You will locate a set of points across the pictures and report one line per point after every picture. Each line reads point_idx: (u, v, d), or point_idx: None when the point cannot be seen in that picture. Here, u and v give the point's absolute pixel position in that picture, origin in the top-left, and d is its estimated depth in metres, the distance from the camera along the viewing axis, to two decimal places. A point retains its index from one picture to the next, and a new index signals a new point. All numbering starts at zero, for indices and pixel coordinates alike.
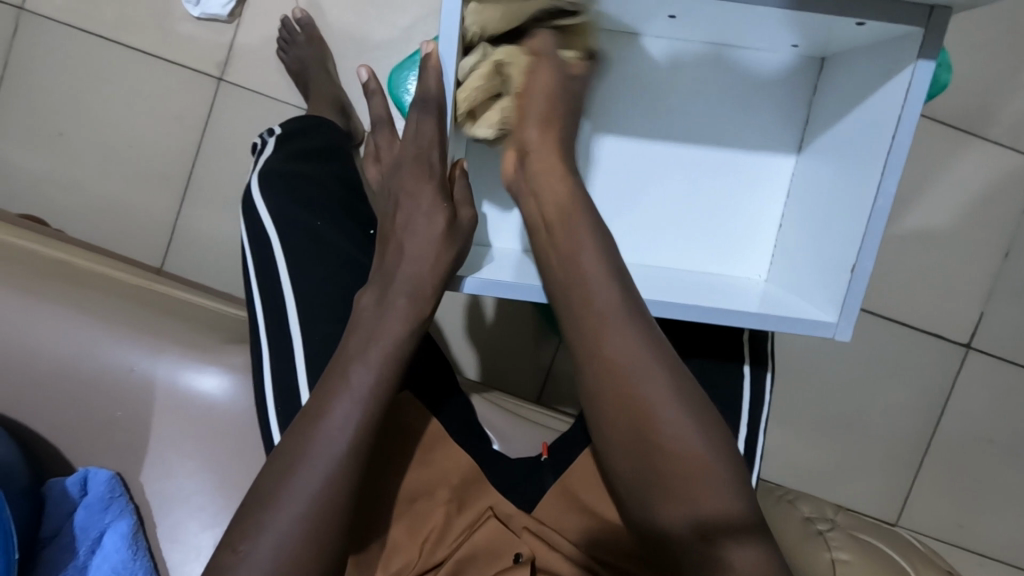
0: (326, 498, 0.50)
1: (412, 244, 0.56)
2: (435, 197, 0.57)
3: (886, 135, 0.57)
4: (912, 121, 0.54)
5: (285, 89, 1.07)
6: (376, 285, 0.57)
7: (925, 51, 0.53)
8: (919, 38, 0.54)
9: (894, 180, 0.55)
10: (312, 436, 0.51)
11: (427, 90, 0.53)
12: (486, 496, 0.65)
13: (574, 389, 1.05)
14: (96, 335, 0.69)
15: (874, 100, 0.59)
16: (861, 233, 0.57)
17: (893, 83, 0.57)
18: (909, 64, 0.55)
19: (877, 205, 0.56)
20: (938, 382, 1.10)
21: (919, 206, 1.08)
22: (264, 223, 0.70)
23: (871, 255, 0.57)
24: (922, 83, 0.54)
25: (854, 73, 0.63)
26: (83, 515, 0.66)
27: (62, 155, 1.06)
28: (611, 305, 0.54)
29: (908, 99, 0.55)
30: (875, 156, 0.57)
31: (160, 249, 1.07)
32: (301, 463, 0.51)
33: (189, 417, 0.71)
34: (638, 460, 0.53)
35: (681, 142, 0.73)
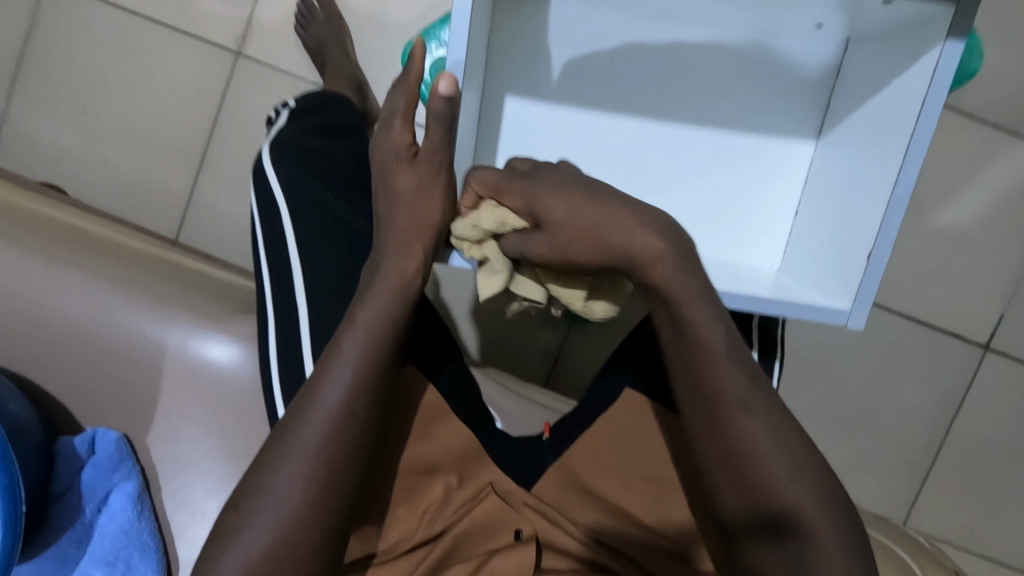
0: (324, 467, 0.50)
1: (388, 208, 0.56)
2: (402, 152, 0.55)
3: (909, 121, 0.54)
4: (937, 106, 0.52)
5: (302, 65, 1.07)
6: (378, 255, 0.56)
7: (954, 30, 0.51)
8: (947, 19, 0.51)
9: (916, 166, 0.53)
10: (309, 403, 0.51)
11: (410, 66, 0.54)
12: (485, 473, 0.66)
13: (580, 375, 1.05)
14: (107, 299, 0.70)
15: (901, 82, 0.56)
16: (878, 222, 0.55)
17: (919, 66, 0.54)
18: (936, 46, 0.52)
19: (898, 192, 0.54)
20: (956, 383, 1.08)
21: (943, 204, 1.05)
22: (273, 193, 0.69)
23: (888, 244, 0.54)
24: (949, 65, 0.52)
25: (880, 52, 0.60)
26: (92, 473, 0.67)
27: (82, 125, 1.07)
28: (710, 336, 0.50)
29: (933, 84, 0.52)
30: (899, 138, 0.55)
31: (176, 221, 1.08)
32: (302, 428, 0.50)
33: (197, 383, 0.72)
34: (726, 474, 0.50)
35: (696, 123, 0.71)
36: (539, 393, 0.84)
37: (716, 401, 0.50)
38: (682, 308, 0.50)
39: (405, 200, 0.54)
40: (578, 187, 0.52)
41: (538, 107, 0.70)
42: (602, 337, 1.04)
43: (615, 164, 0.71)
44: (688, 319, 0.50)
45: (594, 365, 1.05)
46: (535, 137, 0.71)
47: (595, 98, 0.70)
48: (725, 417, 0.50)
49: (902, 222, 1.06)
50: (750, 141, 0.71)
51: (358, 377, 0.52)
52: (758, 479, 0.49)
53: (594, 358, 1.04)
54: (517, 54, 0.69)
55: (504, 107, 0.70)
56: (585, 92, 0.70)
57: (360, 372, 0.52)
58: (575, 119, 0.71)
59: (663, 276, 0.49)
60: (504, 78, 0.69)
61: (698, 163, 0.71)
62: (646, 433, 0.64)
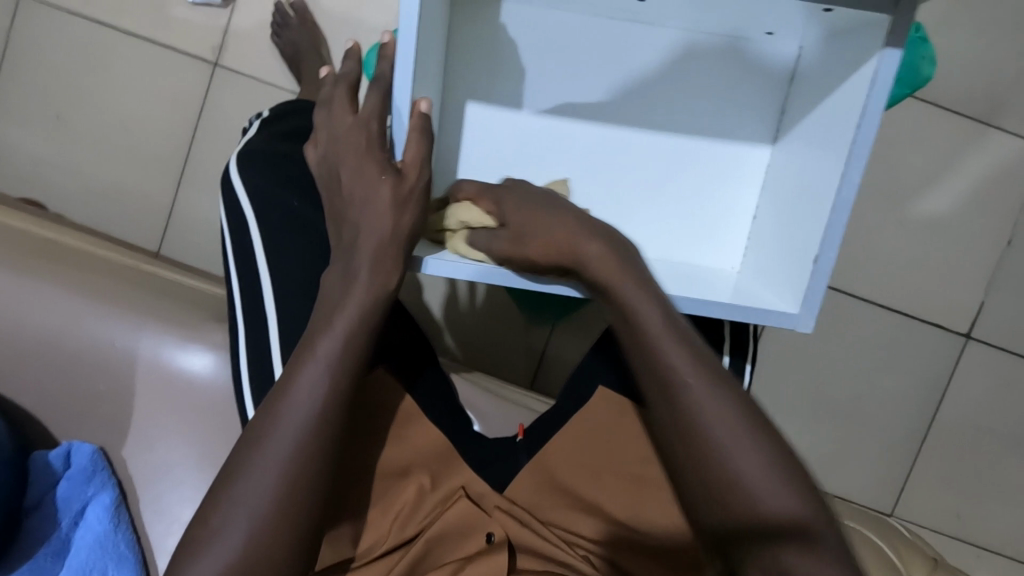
0: (291, 485, 0.48)
1: (370, 223, 0.51)
2: (381, 161, 0.51)
3: (852, 127, 0.55)
4: (878, 110, 0.53)
5: (280, 73, 1.08)
6: (342, 261, 0.53)
7: (892, 38, 0.52)
8: (886, 24, 0.52)
9: (859, 170, 0.53)
10: (272, 418, 0.49)
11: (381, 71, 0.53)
12: (458, 476, 0.67)
13: (563, 373, 1.06)
14: (82, 312, 0.71)
15: (844, 90, 0.57)
16: (823, 226, 0.55)
17: (861, 72, 0.55)
18: (875, 54, 0.53)
19: (842, 195, 0.54)
20: (937, 372, 1.08)
21: (919, 195, 1.06)
22: (241, 201, 0.70)
23: (834, 246, 0.55)
24: (888, 73, 0.52)
25: (830, 58, 0.61)
26: (66, 486, 0.67)
27: (61, 139, 1.07)
28: None
29: (873, 90, 0.53)
30: (842, 146, 0.56)
31: (158, 233, 1.09)
32: (267, 441, 0.49)
33: (172, 393, 0.72)
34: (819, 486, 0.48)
35: (659, 127, 0.71)
36: (521, 394, 0.84)
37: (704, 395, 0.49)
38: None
39: (389, 212, 0.50)
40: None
41: (501, 112, 0.71)
42: (582, 335, 1.05)
43: (579, 167, 0.72)
44: None
45: (576, 363, 1.06)
46: (498, 141, 0.71)
47: (561, 100, 0.71)
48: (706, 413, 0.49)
49: (878, 214, 1.07)
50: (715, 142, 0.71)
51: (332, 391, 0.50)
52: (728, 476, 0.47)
53: (575, 356, 1.05)
54: (483, 57, 0.69)
55: (467, 111, 0.70)
56: (549, 96, 0.71)
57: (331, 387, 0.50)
58: (539, 123, 0.71)
59: None
60: (468, 83, 0.70)
61: (663, 164, 0.72)
62: (616, 431, 0.65)
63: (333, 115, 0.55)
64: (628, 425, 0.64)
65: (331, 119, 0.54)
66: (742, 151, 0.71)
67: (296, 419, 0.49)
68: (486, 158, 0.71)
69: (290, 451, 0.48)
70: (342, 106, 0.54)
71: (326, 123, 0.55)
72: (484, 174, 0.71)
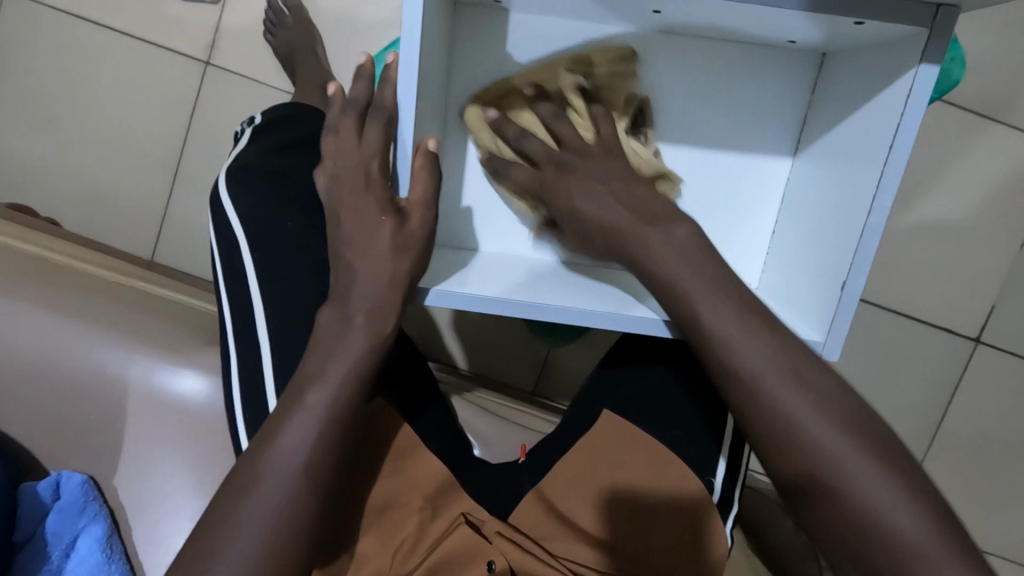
0: (284, 534, 0.47)
1: (368, 263, 0.49)
2: (382, 200, 0.49)
3: (882, 148, 0.52)
4: (911, 132, 0.49)
5: (274, 72, 1.04)
6: (335, 301, 0.51)
7: (931, 54, 0.48)
8: (923, 40, 0.49)
9: (890, 197, 0.50)
10: (262, 463, 0.47)
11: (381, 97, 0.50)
12: (459, 504, 0.65)
13: (566, 381, 1.04)
14: (71, 336, 0.69)
15: (874, 104, 0.54)
16: (852, 251, 0.52)
17: (892, 90, 0.52)
18: (911, 69, 0.49)
19: (870, 222, 0.51)
20: (946, 377, 1.06)
21: (932, 197, 1.03)
22: (231, 221, 0.67)
23: (863, 272, 0.52)
24: (925, 89, 0.49)
25: (855, 73, 0.58)
26: (56, 519, 0.65)
27: (48, 142, 1.04)
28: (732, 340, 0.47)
29: (906, 109, 0.50)
30: (871, 166, 0.52)
31: (150, 238, 1.06)
32: (255, 488, 0.47)
33: (164, 417, 0.70)
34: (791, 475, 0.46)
35: (676, 138, 0.67)
36: (524, 413, 0.83)
37: (750, 421, 0.47)
38: (694, 302, 0.48)
39: (388, 255, 0.49)
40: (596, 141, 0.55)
41: None
42: (590, 345, 1.02)
43: None
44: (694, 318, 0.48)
45: (580, 372, 1.03)
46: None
47: None
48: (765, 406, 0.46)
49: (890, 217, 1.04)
50: (739, 152, 0.67)
51: (324, 434, 0.48)
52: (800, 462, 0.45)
53: (583, 366, 1.03)
54: (485, 67, 0.65)
55: None
56: None
57: (322, 429, 0.48)
58: None
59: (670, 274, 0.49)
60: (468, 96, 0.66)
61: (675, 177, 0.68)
62: (620, 457, 0.63)
63: (335, 145, 0.51)
64: (629, 450, 0.63)
65: (338, 146, 0.51)
66: (764, 164, 0.67)
67: (283, 466, 0.47)
68: (491, 174, 0.67)
69: (276, 499, 0.47)
70: (347, 134, 0.51)
71: (331, 150, 0.52)
72: (492, 193, 0.67)
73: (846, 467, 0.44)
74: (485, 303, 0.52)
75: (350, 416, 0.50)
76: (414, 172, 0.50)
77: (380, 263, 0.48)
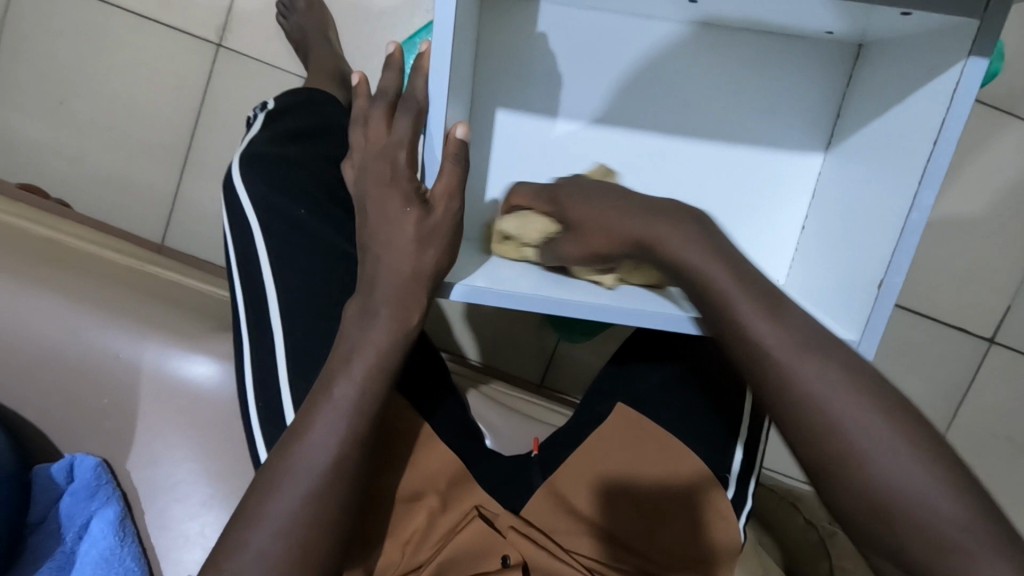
0: (313, 527, 0.46)
1: (392, 259, 0.48)
2: (407, 193, 0.48)
3: (925, 144, 0.50)
4: (956, 127, 0.47)
5: (286, 57, 1.03)
6: (361, 294, 0.50)
7: (979, 46, 0.46)
8: (972, 32, 0.47)
9: (932, 193, 0.48)
10: (287, 457, 0.47)
11: (413, 90, 0.48)
12: (471, 497, 0.64)
13: (577, 374, 1.03)
14: (89, 320, 0.69)
15: (917, 99, 0.52)
16: (891, 249, 0.50)
17: (936, 85, 0.50)
18: (957, 63, 0.48)
19: (910, 220, 0.49)
20: (959, 377, 1.05)
21: (952, 195, 1.01)
22: (245, 209, 0.66)
23: (902, 270, 0.49)
24: (971, 84, 0.47)
25: (896, 65, 0.56)
26: (69, 502, 0.66)
27: (59, 123, 1.03)
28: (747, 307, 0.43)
29: (951, 104, 0.48)
30: (912, 165, 0.50)
31: (162, 221, 1.05)
32: (281, 483, 0.47)
33: (176, 402, 0.70)
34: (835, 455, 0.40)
35: (702, 135, 0.66)
36: (538, 407, 0.82)
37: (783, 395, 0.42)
38: (701, 270, 0.45)
39: (413, 246, 0.47)
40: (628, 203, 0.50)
41: (532, 118, 0.66)
42: (601, 340, 1.02)
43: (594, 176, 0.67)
44: (704, 280, 0.45)
45: (591, 366, 1.03)
46: (529, 154, 0.66)
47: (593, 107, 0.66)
48: (785, 369, 0.42)
49: None
50: (767, 148, 0.66)
51: (352, 427, 0.48)
52: (823, 427, 0.40)
53: (594, 360, 1.03)
54: (509, 60, 0.64)
55: (496, 119, 0.66)
56: (577, 99, 0.66)
57: (348, 423, 0.48)
58: (575, 132, 0.66)
59: (675, 249, 0.46)
60: (494, 88, 0.65)
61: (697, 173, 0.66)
62: (640, 456, 0.62)
63: (364, 137, 0.51)
64: (650, 447, 0.62)
65: (366, 139, 0.50)
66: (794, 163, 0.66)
67: (308, 460, 0.47)
68: (515, 167, 0.67)
69: (297, 493, 0.46)
70: (377, 126, 0.50)
71: (360, 142, 0.51)
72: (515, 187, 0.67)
73: (877, 448, 0.39)
74: (508, 299, 0.50)
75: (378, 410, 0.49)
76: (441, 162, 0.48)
77: (406, 252, 0.47)
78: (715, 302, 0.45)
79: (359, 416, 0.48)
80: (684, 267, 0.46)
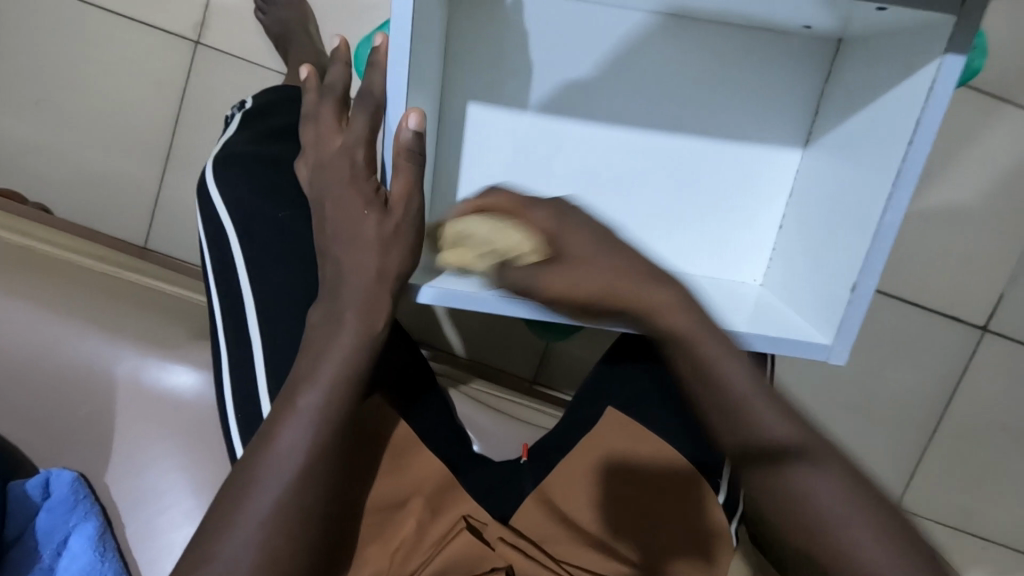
0: (279, 544, 0.45)
1: (355, 262, 0.46)
2: (366, 193, 0.47)
3: (902, 143, 0.48)
4: (932, 128, 0.46)
5: (266, 53, 1.00)
6: (324, 301, 0.48)
7: (955, 44, 0.45)
8: (949, 29, 0.45)
9: (906, 196, 0.48)
10: (250, 474, 0.45)
11: (370, 85, 0.46)
12: (459, 506, 0.62)
13: (566, 371, 1.02)
14: (61, 329, 0.67)
15: (894, 96, 0.50)
16: (864, 252, 0.50)
17: (913, 82, 0.48)
18: (933, 60, 0.46)
19: (886, 221, 0.48)
20: (956, 366, 1.04)
21: (947, 184, 1.00)
22: (218, 212, 0.64)
23: (875, 275, 0.50)
24: (947, 82, 0.45)
25: (875, 60, 0.54)
26: (46, 518, 0.64)
27: (36, 124, 1.00)
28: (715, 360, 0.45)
29: (928, 102, 0.46)
30: (888, 164, 0.49)
31: (145, 223, 1.03)
32: (244, 502, 0.44)
33: (156, 412, 0.69)
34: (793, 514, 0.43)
35: (686, 129, 0.64)
36: (523, 405, 0.82)
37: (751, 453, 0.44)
38: (683, 338, 0.46)
39: (376, 250, 0.46)
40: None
41: (504, 114, 0.64)
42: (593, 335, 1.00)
43: (574, 169, 0.65)
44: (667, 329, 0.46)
45: (584, 362, 1.01)
46: (502, 155, 0.65)
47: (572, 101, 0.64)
48: (738, 415, 0.45)
49: None
50: (753, 139, 0.64)
51: (315, 438, 0.46)
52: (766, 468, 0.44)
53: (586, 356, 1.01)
54: (482, 53, 0.62)
55: (468, 113, 0.63)
56: (556, 92, 0.63)
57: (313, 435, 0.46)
58: (553, 124, 0.64)
59: (649, 305, 0.46)
60: (466, 83, 0.63)
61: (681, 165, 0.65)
62: (629, 459, 0.62)
63: (321, 133, 0.49)
64: (637, 449, 0.62)
65: (320, 137, 0.49)
66: (779, 154, 0.64)
67: (271, 477, 0.45)
68: (493, 161, 0.65)
69: (263, 510, 0.44)
70: (330, 123, 0.49)
71: (311, 139, 0.50)
72: (493, 182, 0.65)
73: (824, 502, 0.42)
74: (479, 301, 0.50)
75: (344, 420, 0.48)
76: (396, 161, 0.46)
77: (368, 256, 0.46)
78: (686, 355, 0.46)
79: (326, 428, 0.47)
80: (658, 326, 0.46)
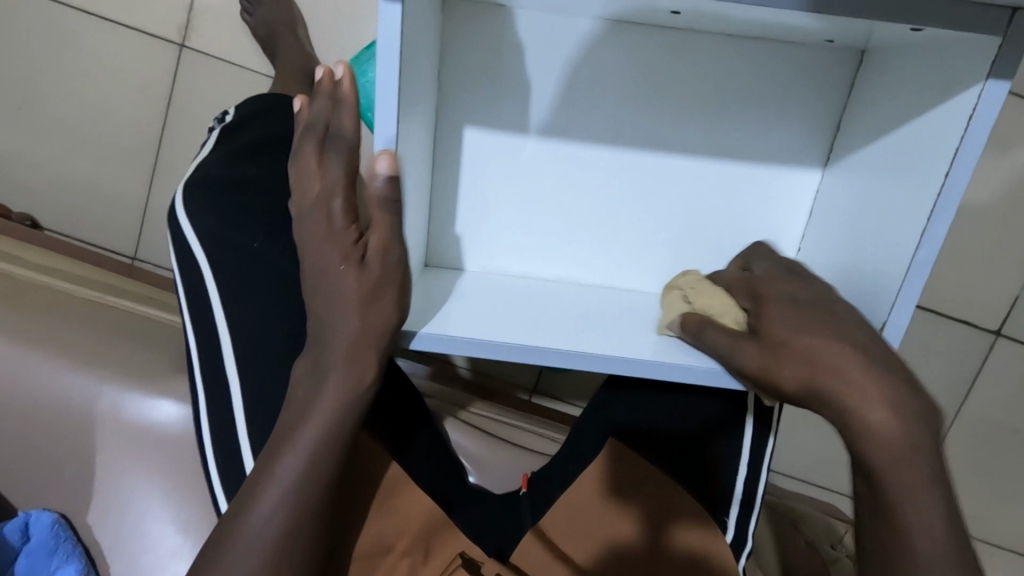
0: None
1: (338, 323, 0.44)
2: (345, 247, 0.43)
3: (936, 175, 0.44)
4: (972, 156, 0.42)
5: (256, 56, 0.94)
6: (309, 355, 0.45)
7: (1000, 69, 0.41)
8: (992, 51, 0.41)
9: (944, 228, 0.43)
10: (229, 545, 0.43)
11: (340, 126, 0.42)
12: (454, 543, 0.60)
13: (575, 383, 0.92)
14: (39, 364, 0.64)
15: (925, 122, 0.47)
16: (895, 288, 0.46)
17: (950, 105, 0.44)
18: (976, 84, 0.42)
19: (920, 256, 0.44)
20: (996, 379, 0.98)
21: (989, 189, 0.93)
22: (190, 241, 0.61)
23: (909, 311, 0.45)
24: (990, 109, 0.42)
25: (902, 78, 0.50)
26: (26, 562, 0.62)
27: (13, 132, 0.93)
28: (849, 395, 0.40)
29: (967, 132, 0.42)
30: (918, 199, 0.46)
31: (134, 233, 0.97)
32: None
33: (138, 446, 0.66)
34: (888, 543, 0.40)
35: (696, 148, 0.60)
36: (520, 430, 0.78)
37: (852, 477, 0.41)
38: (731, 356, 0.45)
39: (356, 309, 0.43)
40: (818, 307, 0.44)
41: (506, 134, 0.60)
42: None
43: (575, 187, 0.61)
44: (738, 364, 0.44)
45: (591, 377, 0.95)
46: (499, 177, 0.61)
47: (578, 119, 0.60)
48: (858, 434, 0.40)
49: None
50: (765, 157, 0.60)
51: (295, 507, 0.44)
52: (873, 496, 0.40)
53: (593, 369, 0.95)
54: (475, 72, 0.58)
55: (464, 134, 0.60)
56: (559, 111, 0.60)
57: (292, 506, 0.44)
58: (554, 143, 0.61)
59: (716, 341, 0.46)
60: (458, 104, 0.59)
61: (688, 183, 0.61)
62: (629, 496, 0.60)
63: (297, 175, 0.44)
64: (640, 485, 0.60)
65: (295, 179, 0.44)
66: (792, 171, 0.60)
67: (248, 550, 0.43)
68: (488, 182, 0.61)
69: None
70: (307, 162, 0.43)
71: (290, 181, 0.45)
72: (487, 204, 0.62)
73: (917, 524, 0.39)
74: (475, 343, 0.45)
75: (326, 485, 0.45)
76: (373, 212, 0.43)
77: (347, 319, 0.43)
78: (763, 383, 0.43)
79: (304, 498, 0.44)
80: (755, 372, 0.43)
